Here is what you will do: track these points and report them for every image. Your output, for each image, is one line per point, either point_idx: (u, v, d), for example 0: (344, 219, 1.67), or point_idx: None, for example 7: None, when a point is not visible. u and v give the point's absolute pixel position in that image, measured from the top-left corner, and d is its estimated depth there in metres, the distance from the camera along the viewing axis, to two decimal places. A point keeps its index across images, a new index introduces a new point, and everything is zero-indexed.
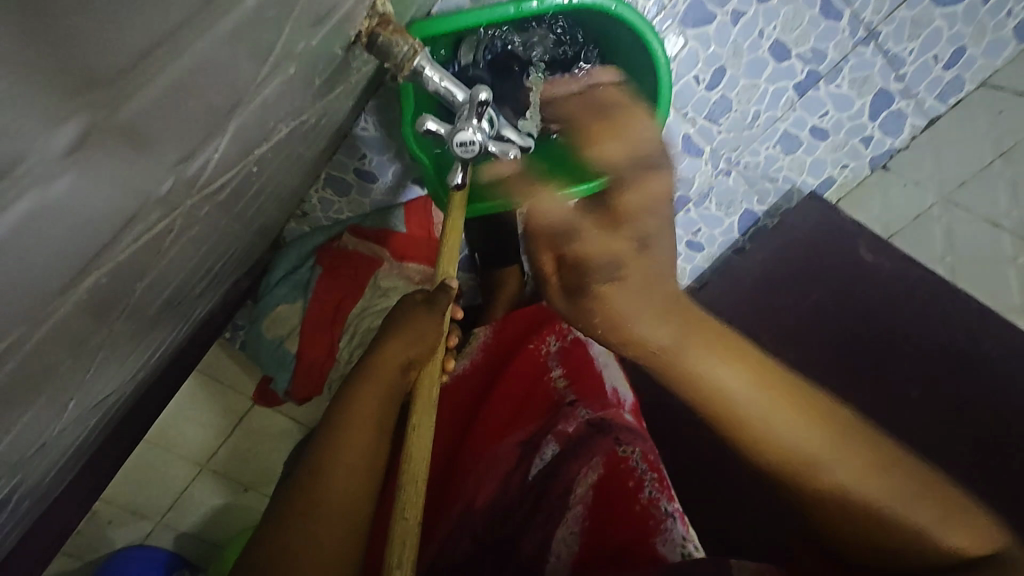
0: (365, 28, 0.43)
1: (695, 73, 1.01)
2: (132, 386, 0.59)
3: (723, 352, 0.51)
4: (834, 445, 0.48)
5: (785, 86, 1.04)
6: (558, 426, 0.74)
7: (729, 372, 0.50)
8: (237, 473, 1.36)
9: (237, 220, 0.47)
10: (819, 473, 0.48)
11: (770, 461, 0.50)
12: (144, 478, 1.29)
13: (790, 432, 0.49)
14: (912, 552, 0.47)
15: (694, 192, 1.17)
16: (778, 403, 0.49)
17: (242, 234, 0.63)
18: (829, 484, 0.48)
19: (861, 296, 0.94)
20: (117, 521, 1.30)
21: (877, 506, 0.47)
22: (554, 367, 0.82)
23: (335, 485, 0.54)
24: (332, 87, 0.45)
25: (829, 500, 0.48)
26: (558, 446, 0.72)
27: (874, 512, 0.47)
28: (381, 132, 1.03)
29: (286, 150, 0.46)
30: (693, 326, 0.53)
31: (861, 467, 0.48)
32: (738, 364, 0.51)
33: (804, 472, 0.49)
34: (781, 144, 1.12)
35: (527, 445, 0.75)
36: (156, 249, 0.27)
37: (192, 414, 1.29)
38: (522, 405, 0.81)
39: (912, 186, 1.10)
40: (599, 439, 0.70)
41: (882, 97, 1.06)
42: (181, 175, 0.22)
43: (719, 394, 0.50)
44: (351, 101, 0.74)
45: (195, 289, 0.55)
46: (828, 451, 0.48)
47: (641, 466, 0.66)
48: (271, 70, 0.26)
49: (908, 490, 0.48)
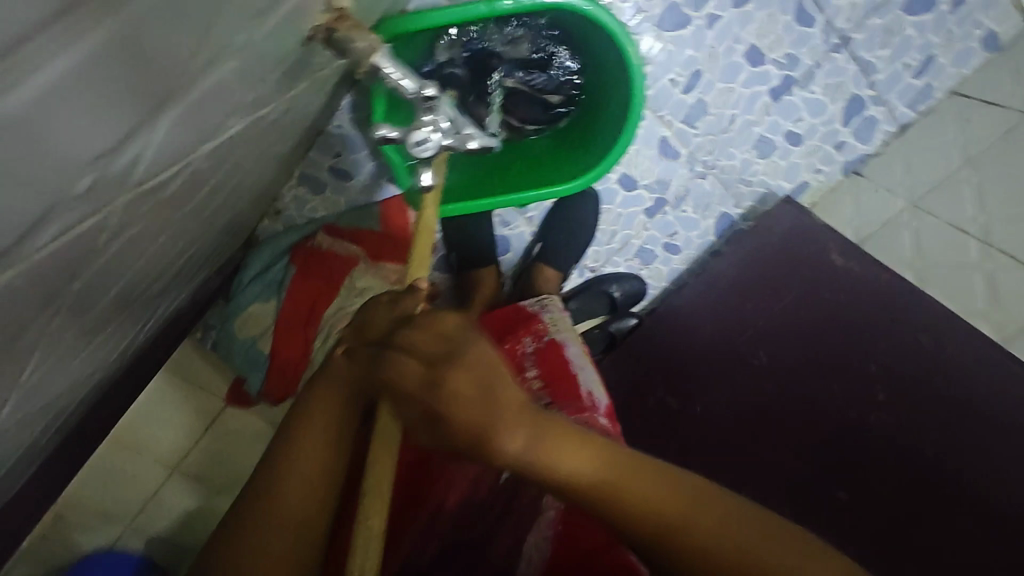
0: (321, 24, 0.40)
1: (672, 76, 1.02)
2: (86, 387, 0.58)
3: (578, 441, 0.50)
4: (709, 521, 0.47)
5: (760, 90, 1.05)
6: None
7: (594, 466, 0.49)
8: (207, 476, 1.31)
9: (191, 219, 0.46)
10: (711, 553, 0.47)
11: (645, 534, 0.48)
12: (113, 479, 1.27)
13: (656, 498, 0.48)
14: None
15: (670, 194, 1.15)
16: (644, 488, 0.48)
17: (204, 234, 0.62)
18: (733, 562, 0.46)
19: (830, 298, 0.95)
20: (84, 525, 1.26)
21: (798, 573, 0.46)
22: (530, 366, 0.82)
23: (294, 491, 0.54)
24: (295, 80, 0.45)
25: (707, 558, 0.47)
26: None
27: (769, 571, 0.46)
28: (355, 130, 1.06)
29: (244, 147, 0.45)
30: (574, 436, 0.49)
31: (764, 535, 0.47)
32: (593, 452, 0.49)
33: (701, 548, 0.47)
34: (757, 148, 1.11)
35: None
36: (88, 248, 0.26)
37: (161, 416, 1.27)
38: None
39: (882, 193, 1.08)
40: None
41: (855, 103, 1.07)
42: (106, 169, 0.22)
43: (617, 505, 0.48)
44: (322, 96, 0.73)
45: (152, 290, 0.53)
46: (713, 521, 0.47)
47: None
48: (210, 61, 0.25)
49: None
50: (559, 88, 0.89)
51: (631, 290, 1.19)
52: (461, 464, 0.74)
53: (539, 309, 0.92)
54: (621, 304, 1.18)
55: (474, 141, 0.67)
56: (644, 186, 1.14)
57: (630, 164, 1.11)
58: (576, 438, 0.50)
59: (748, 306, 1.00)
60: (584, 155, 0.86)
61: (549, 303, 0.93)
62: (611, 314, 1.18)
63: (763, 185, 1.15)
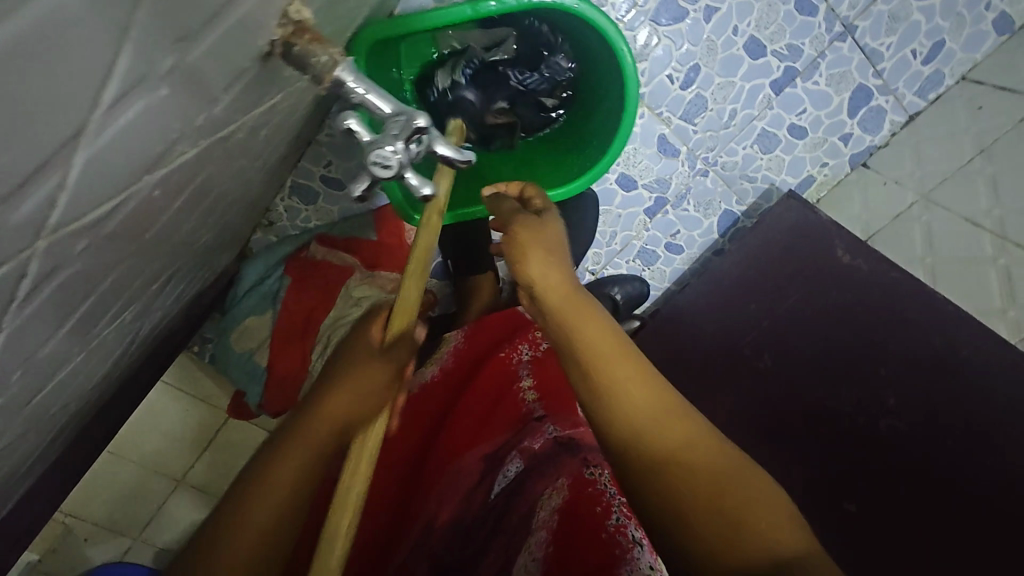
0: (278, 38, 0.36)
1: (670, 71, 0.99)
2: (66, 414, 0.56)
3: (590, 310, 0.54)
4: (665, 410, 0.49)
5: (762, 83, 1.01)
6: (524, 442, 0.73)
7: (591, 328, 0.53)
8: (217, 485, 1.32)
9: (155, 247, 0.44)
10: (651, 437, 0.47)
11: (610, 414, 0.49)
12: (116, 493, 1.26)
13: (633, 383, 0.50)
14: (727, 512, 0.43)
15: (671, 193, 1.12)
16: (625, 358, 0.51)
17: (182, 257, 0.60)
18: (661, 459, 0.46)
19: (838, 296, 0.88)
20: (91, 538, 1.25)
21: (735, 499, 0.43)
22: (525, 375, 0.82)
23: (258, 514, 0.45)
24: (261, 96, 0.43)
25: (650, 456, 0.47)
26: (522, 464, 0.71)
27: (705, 487, 0.44)
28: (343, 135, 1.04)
29: (208, 171, 0.43)
30: (583, 302, 0.55)
31: (696, 438, 0.47)
32: (602, 325, 0.53)
33: (642, 428, 0.48)
34: (759, 143, 1.08)
35: (491, 459, 0.75)
36: (5, 298, 0.24)
37: (165, 428, 1.27)
38: (490, 419, 0.80)
39: (893, 185, 1.05)
40: (565, 460, 0.68)
41: (861, 92, 1.03)
42: (4, 219, 0.19)
43: (593, 358, 0.51)
44: (305, 106, 0.71)
45: (125, 318, 0.52)
46: (658, 413, 0.48)
47: (609, 487, 0.63)
48: (130, 91, 0.22)
49: (789, 525, 0.43)
50: (555, 88, 0.84)
51: (633, 292, 1.16)
52: (455, 475, 0.75)
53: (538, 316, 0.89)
54: (623, 308, 1.15)
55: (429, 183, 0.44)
56: (643, 186, 1.11)
57: (629, 163, 1.08)
58: (592, 313, 0.54)
59: (750, 306, 0.96)
60: (581, 158, 0.84)
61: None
62: (614, 317, 1.16)
63: (768, 180, 1.12)
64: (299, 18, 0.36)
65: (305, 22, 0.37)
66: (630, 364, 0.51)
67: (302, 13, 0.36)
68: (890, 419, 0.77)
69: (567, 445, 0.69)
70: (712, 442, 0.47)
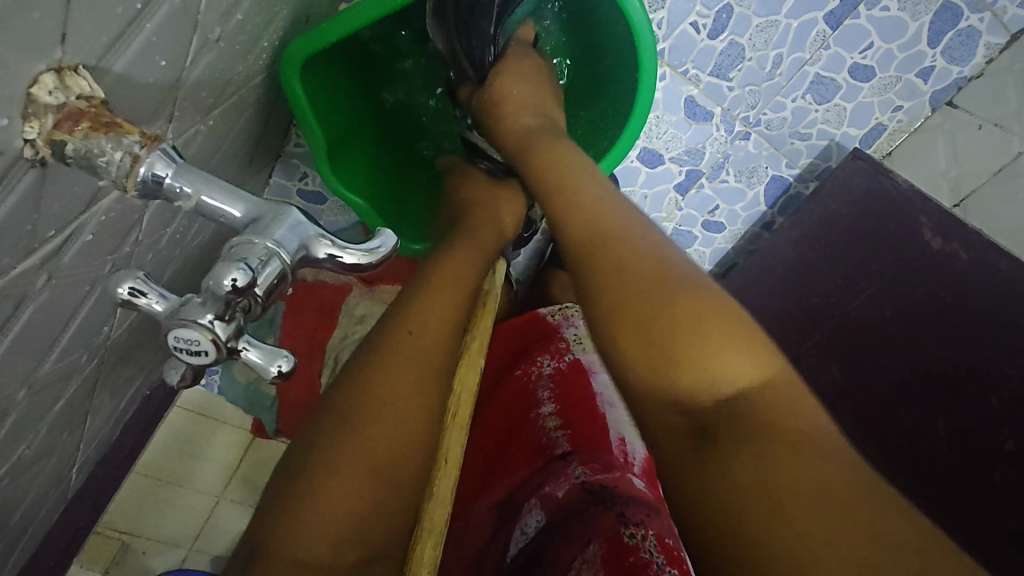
0: (41, 138, 0.23)
1: (693, 17, 0.79)
2: (10, 531, 0.51)
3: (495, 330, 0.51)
4: (657, 294, 0.42)
5: (813, 17, 0.79)
6: (545, 487, 0.57)
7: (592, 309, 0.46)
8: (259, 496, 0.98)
9: (6, 401, 0.34)
10: (670, 319, 0.41)
11: (625, 325, 0.43)
12: (159, 512, 0.93)
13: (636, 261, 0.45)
14: (701, 376, 0.40)
15: (705, 164, 0.94)
16: (636, 281, 0.43)
17: (113, 348, 0.52)
18: (664, 320, 0.41)
19: (925, 296, 0.71)
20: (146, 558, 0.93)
21: (678, 332, 0.41)
22: (547, 397, 0.66)
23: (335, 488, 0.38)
24: (95, 194, 0.31)
25: (651, 333, 0.42)
26: (543, 515, 0.55)
27: (683, 340, 0.41)
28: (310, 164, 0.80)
29: (41, 305, 0.32)
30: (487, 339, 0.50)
31: (661, 287, 0.43)
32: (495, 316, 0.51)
33: (652, 329, 0.42)
34: (813, 92, 0.87)
35: (505, 507, 0.60)
36: None
37: (196, 451, 0.96)
38: (509, 445, 0.66)
39: (990, 129, 0.85)
40: (596, 511, 0.52)
41: (945, 13, 0.78)
42: None
43: (606, 283, 0.45)
44: (243, 141, 0.59)
45: (27, 455, 0.43)
46: (653, 308, 0.42)
47: (656, 556, 0.47)
48: None
49: (732, 361, 0.40)
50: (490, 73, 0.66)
51: None
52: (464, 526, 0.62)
53: (561, 322, 0.75)
54: None
55: (281, 357, 0.29)
56: (671, 159, 0.94)
57: (651, 135, 0.91)
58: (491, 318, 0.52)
59: (812, 298, 0.81)
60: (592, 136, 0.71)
61: (572, 315, 0.76)
62: None
63: (825, 136, 0.92)
64: (62, 100, 0.23)
65: (82, 100, 0.24)
66: (644, 279, 0.43)
67: (76, 89, 0.23)
68: (1007, 468, 0.60)
69: (599, 495, 0.53)
70: (676, 312, 0.41)
